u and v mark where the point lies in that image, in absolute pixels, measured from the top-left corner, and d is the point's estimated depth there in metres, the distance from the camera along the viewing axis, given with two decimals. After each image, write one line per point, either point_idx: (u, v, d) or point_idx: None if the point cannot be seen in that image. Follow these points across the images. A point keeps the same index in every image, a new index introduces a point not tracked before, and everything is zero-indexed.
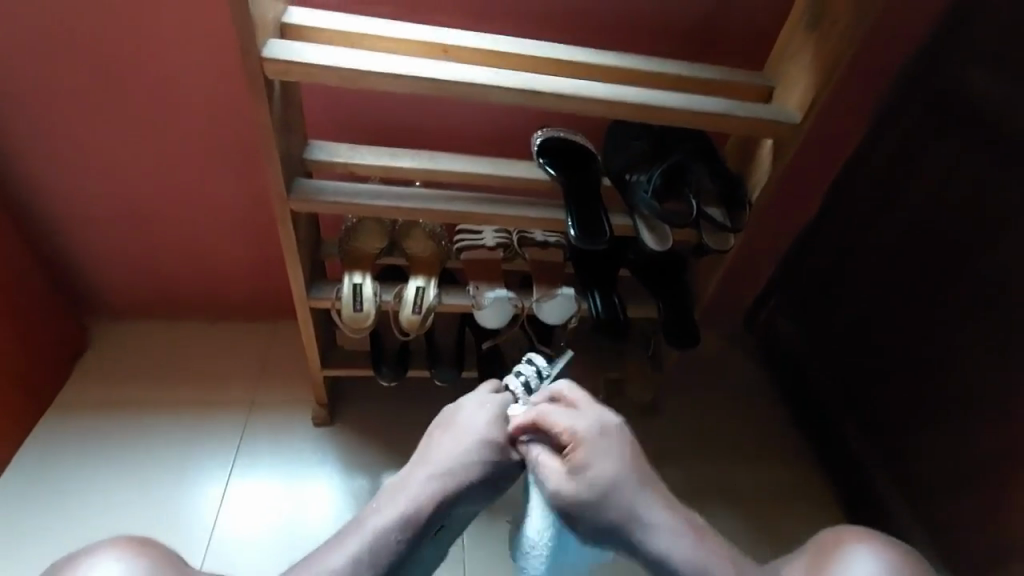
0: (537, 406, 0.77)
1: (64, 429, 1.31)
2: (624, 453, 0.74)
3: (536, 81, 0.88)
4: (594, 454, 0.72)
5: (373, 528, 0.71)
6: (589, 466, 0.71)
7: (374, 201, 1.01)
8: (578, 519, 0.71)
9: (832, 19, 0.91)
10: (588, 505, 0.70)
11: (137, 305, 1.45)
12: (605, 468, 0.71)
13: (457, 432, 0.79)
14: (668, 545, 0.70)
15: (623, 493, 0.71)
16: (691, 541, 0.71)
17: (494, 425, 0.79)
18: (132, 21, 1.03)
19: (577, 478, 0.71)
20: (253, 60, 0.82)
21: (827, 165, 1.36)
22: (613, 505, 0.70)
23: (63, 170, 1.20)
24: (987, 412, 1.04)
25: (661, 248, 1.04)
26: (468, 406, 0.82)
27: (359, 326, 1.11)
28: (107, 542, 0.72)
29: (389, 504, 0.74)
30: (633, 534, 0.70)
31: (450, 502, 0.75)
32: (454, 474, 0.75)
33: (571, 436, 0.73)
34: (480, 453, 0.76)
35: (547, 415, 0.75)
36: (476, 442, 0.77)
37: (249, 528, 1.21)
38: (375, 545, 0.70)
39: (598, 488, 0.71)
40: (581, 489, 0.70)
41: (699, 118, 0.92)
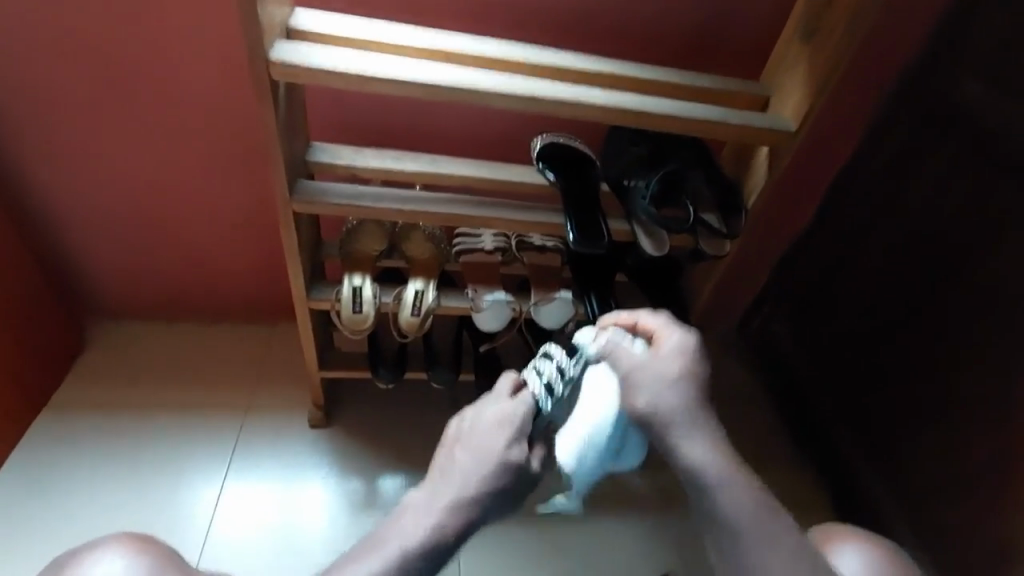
0: (640, 312, 0.80)
1: (59, 429, 1.31)
2: (686, 394, 0.71)
3: (538, 88, 0.90)
4: (671, 353, 0.74)
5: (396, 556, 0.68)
6: (646, 389, 0.72)
7: (375, 204, 1.02)
8: (630, 388, 0.72)
9: (827, 32, 0.93)
10: (646, 389, 0.71)
11: (134, 306, 1.45)
12: (673, 367, 0.72)
13: (478, 453, 0.75)
14: (706, 462, 0.69)
15: (678, 412, 0.71)
16: (736, 489, 0.68)
17: (515, 445, 0.76)
18: (139, 22, 1.04)
19: (638, 373, 0.73)
20: (260, 62, 0.83)
21: (821, 174, 1.39)
22: (667, 402, 0.71)
23: (64, 169, 1.20)
24: (978, 418, 1.05)
25: (658, 253, 1.06)
26: (489, 426, 0.77)
27: (359, 328, 1.12)
28: (111, 538, 0.74)
29: (413, 529, 0.71)
30: (679, 436, 0.70)
31: (471, 525, 0.72)
32: (477, 497, 0.72)
33: (663, 334, 0.76)
34: (501, 478, 0.73)
35: (643, 319, 0.78)
36: (497, 466, 0.74)
37: (244, 531, 1.21)
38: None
39: (653, 394, 0.71)
40: (645, 373, 0.72)
41: (696, 126, 0.94)
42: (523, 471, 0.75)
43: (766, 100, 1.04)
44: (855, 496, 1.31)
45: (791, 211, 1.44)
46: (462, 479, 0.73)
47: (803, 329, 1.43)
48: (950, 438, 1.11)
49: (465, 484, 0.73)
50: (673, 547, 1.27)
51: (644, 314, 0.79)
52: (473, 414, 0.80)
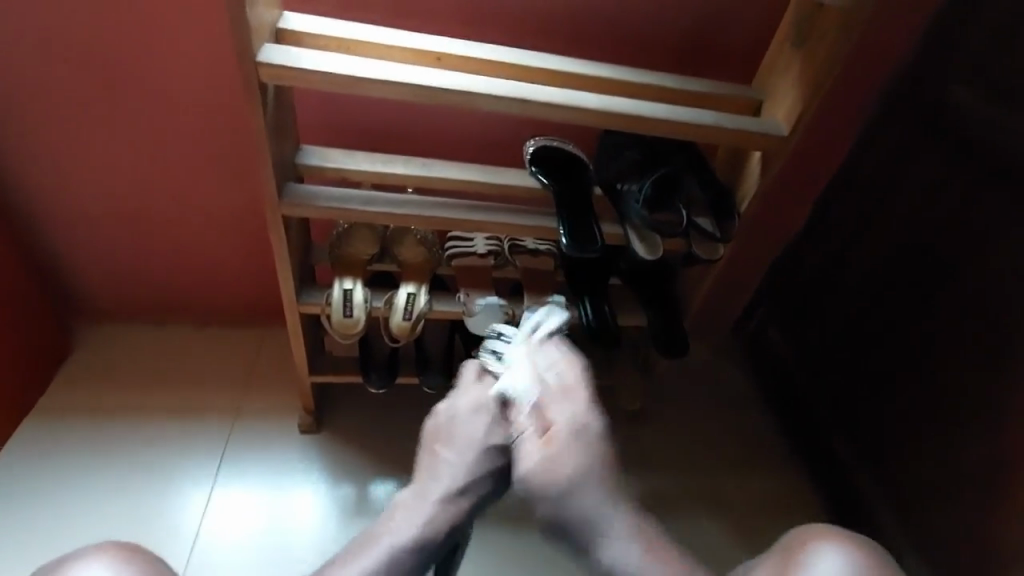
0: (564, 359, 0.97)
1: (45, 435, 1.28)
2: (594, 492, 0.85)
3: (530, 91, 0.89)
4: (573, 445, 0.88)
5: (398, 543, 0.81)
6: (561, 466, 0.86)
7: (366, 207, 1.01)
8: (546, 486, 0.86)
9: (819, 37, 0.93)
10: (561, 506, 0.85)
11: (122, 310, 1.43)
12: (574, 466, 0.86)
13: (460, 447, 0.92)
14: (628, 562, 0.81)
15: (590, 504, 0.85)
16: (643, 552, 0.82)
17: (496, 434, 0.93)
18: (126, 22, 1.02)
19: (551, 460, 0.87)
20: (249, 63, 0.82)
21: (813, 178, 1.39)
22: (587, 521, 0.84)
23: (49, 171, 1.18)
24: (969, 422, 1.06)
25: (651, 257, 1.04)
26: (472, 425, 0.94)
27: (350, 332, 1.11)
28: (96, 547, 0.72)
29: (412, 517, 0.85)
30: (597, 538, 0.84)
31: (458, 517, 0.87)
32: (464, 486, 0.89)
33: (558, 425, 0.90)
34: (483, 460, 0.91)
35: (566, 382, 0.94)
36: (480, 451, 0.92)
37: (233, 538, 1.19)
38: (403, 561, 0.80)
39: (560, 474, 0.86)
40: (545, 479, 0.86)
41: (688, 130, 0.94)
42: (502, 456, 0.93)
43: (759, 104, 1.04)
44: (848, 499, 1.31)
45: (783, 215, 1.44)
46: (450, 468, 0.90)
47: (796, 333, 1.43)
48: (941, 442, 1.11)
49: (453, 470, 0.90)
50: None
51: (569, 361, 0.97)
52: (448, 412, 0.95)
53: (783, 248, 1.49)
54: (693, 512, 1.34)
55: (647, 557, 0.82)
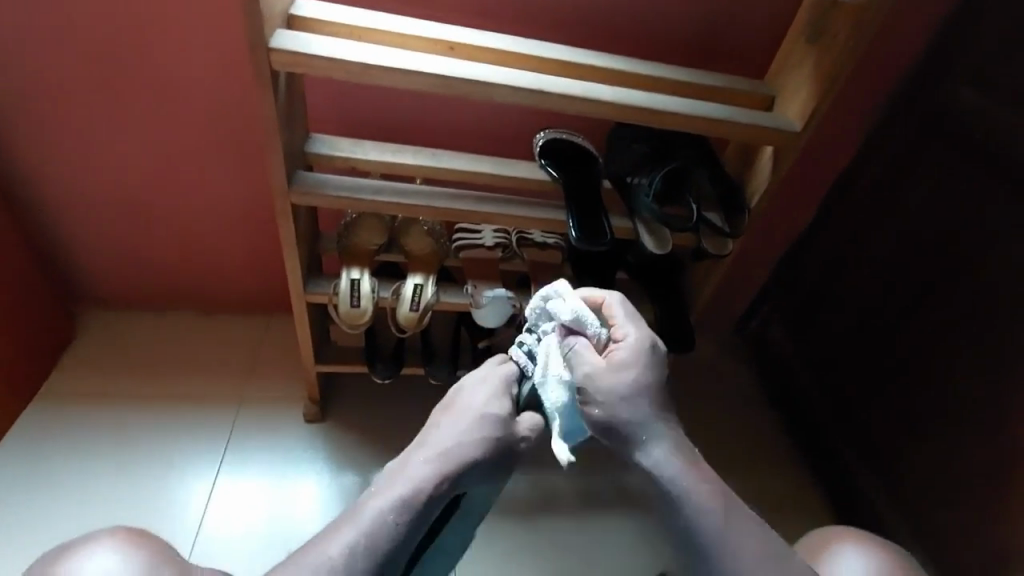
0: (607, 291, 0.78)
1: (51, 420, 1.29)
2: (653, 392, 0.72)
3: (542, 82, 0.89)
4: (631, 358, 0.72)
5: (374, 523, 0.64)
6: (621, 368, 0.71)
7: (374, 197, 1.00)
8: (595, 397, 0.70)
9: (834, 32, 0.93)
10: (612, 403, 0.70)
11: (128, 297, 1.43)
12: (633, 375, 0.71)
13: (458, 413, 0.73)
14: (668, 467, 0.69)
15: (643, 410, 0.71)
16: (688, 470, 0.69)
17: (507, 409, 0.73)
18: (136, 7, 1.02)
19: (602, 375, 0.71)
20: (260, 50, 0.82)
21: (822, 175, 1.38)
22: (633, 415, 0.70)
23: (57, 156, 1.18)
24: (974, 422, 1.05)
25: (660, 251, 1.04)
26: (478, 392, 0.75)
27: (356, 322, 1.11)
28: (104, 533, 0.72)
29: (391, 495, 0.66)
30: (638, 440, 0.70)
31: (451, 485, 0.68)
32: (456, 454, 0.69)
33: (619, 334, 0.75)
34: (485, 432, 0.70)
35: (611, 305, 0.77)
36: (481, 419, 0.71)
37: (237, 527, 1.19)
38: (381, 542, 0.64)
39: (620, 377, 0.71)
40: (607, 386, 0.71)
41: (703, 124, 0.93)
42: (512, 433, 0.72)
43: (772, 99, 1.03)
44: (850, 498, 1.31)
45: (792, 212, 1.44)
46: (443, 438, 0.70)
47: (801, 330, 1.43)
48: (948, 442, 1.10)
49: (449, 439, 0.70)
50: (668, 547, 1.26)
51: (609, 293, 0.78)
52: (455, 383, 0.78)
53: (790, 246, 1.48)
54: None
55: (692, 475, 0.69)
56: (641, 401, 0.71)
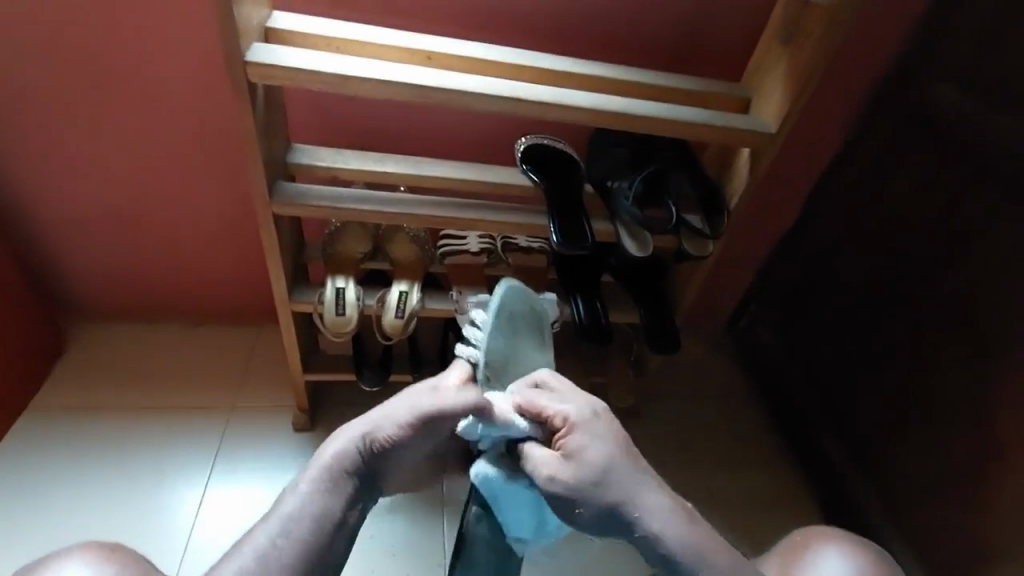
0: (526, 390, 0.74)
1: (42, 434, 1.29)
2: (620, 459, 0.68)
3: (518, 90, 0.90)
4: (590, 436, 0.69)
5: (292, 508, 0.65)
6: (587, 452, 0.68)
7: (357, 205, 1.01)
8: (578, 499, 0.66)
9: (807, 33, 0.94)
10: (592, 501, 0.66)
11: (117, 309, 1.43)
12: (602, 457, 0.67)
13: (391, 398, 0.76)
14: (667, 529, 0.66)
15: (617, 477, 0.67)
16: (683, 525, 0.67)
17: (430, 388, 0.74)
18: (117, 22, 1.03)
19: (569, 473, 0.67)
20: (236, 64, 0.82)
21: (803, 175, 1.40)
22: (613, 497, 0.66)
23: (41, 171, 1.19)
24: (956, 417, 1.06)
25: (642, 254, 1.05)
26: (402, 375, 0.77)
27: (341, 331, 1.11)
28: (77, 546, 0.71)
29: (309, 481, 0.67)
30: (634, 517, 0.66)
31: (369, 450, 0.70)
32: (371, 422, 0.71)
33: (559, 421, 0.70)
34: (402, 403, 0.73)
35: (536, 395, 0.73)
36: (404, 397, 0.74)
37: (228, 536, 1.19)
38: (302, 531, 0.64)
39: (591, 463, 0.67)
40: (573, 476, 0.67)
41: (680, 128, 0.94)
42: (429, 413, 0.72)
43: (749, 100, 1.04)
44: (838, 494, 1.32)
45: (775, 211, 1.45)
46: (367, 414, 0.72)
47: (788, 328, 1.44)
48: (931, 437, 1.11)
49: (375, 415, 0.72)
50: None
51: (544, 371, 0.77)
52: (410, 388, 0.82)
53: (775, 245, 1.50)
54: None
55: (691, 529, 0.67)
56: (617, 473, 0.67)
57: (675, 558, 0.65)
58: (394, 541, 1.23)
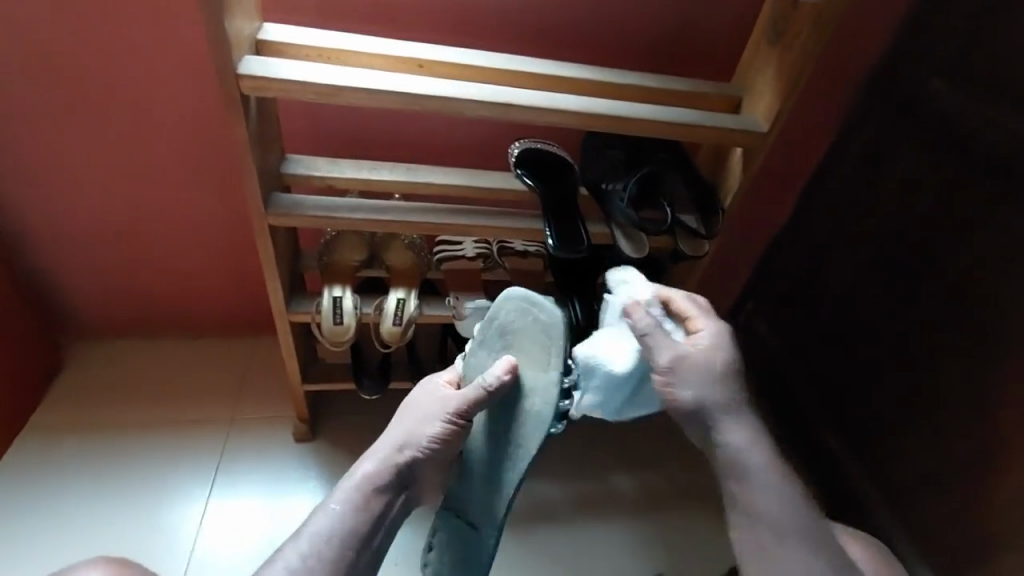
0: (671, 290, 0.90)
1: (43, 451, 1.28)
2: (726, 364, 0.84)
3: (510, 96, 0.90)
4: (713, 345, 0.85)
5: (323, 525, 0.79)
6: (706, 352, 0.84)
7: (352, 214, 1.01)
8: (686, 380, 0.83)
9: (795, 33, 0.94)
10: (703, 388, 0.83)
11: (113, 324, 1.42)
12: (717, 361, 0.84)
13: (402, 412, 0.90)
14: (741, 446, 0.84)
15: (716, 389, 0.84)
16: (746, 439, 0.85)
17: (438, 399, 0.88)
18: (107, 37, 1.03)
19: (676, 369, 0.83)
20: (228, 77, 0.83)
21: (795, 172, 1.41)
22: (721, 402, 0.84)
23: (34, 188, 1.18)
24: (955, 409, 1.07)
25: (638, 256, 1.05)
26: (415, 398, 0.90)
27: (340, 340, 1.11)
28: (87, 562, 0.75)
29: (337, 501, 0.82)
30: (715, 425, 0.84)
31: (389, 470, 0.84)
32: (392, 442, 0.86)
33: (698, 326, 0.87)
34: (413, 424, 0.86)
35: (676, 300, 0.89)
36: (414, 415, 0.87)
37: (232, 547, 1.19)
38: (332, 543, 0.78)
39: (713, 366, 0.84)
40: (704, 363, 0.84)
41: (673, 130, 0.95)
42: (434, 428, 0.85)
43: (739, 100, 1.05)
44: (839, 489, 1.32)
45: (769, 209, 1.46)
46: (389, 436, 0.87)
47: (785, 325, 1.45)
48: (930, 430, 1.12)
49: (394, 437, 0.86)
50: (664, 547, 1.27)
51: (676, 292, 0.90)
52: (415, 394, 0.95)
53: (769, 242, 1.51)
54: (687, 504, 1.35)
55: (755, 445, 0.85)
56: (722, 379, 0.84)
57: (742, 472, 0.84)
58: (397, 550, 1.22)
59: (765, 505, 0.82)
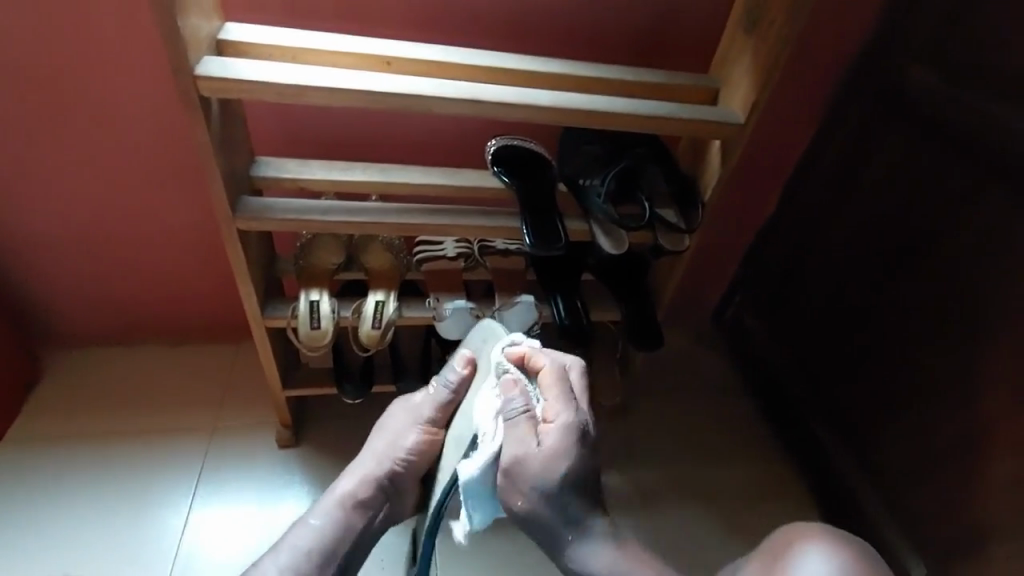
0: (542, 357, 0.82)
1: (19, 465, 1.26)
2: (562, 465, 0.75)
3: (480, 91, 0.88)
4: (561, 451, 0.75)
5: (310, 533, 0.85)
6: (550, 460, 0.74)
7: (324, 216, 0.99)
8: (523, 483, 0.75)
9: (769, 22, 0.92)
10: (526, 480, 0.75)
11: (91, 334, 1.40)
12: (559, 464, 0.75)
13: (382, 436, 0.92)
14: (606, 562, 0.78)
15: (570, 494, 0.77)
16: (617, 555, 0.79)
17: (410, 413, 0.93)
18: (70, 42, 1.00)
19: (529, 488, 0.74)
20: (187, 78, 0.80)
21: (778, 164, 1.39)
22: (552, 494, 0.75)
23: (2, 197, 1.16)
24: (942, 399, 1.05)
25: (617, 252, 1.03)
26: (387, 421, 0.95)
27: (317, 345, 1.09)
28: None
29: (317, 517, 0.87)
30: (565, 541, 0.78)
31: (372, 486, 0.89)
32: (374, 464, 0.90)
33: (552, 417, 0.77)
34: (392, 444, 0.91)
35: (537, 364, 0.81)
36: (393, 440, 0.91)
37: (215, 556, 1.17)
38: (314, 556, 0.83)
39: (549, 475, 0.74)
40: (536, 472, 0.74)
41: (647, 123, 0.93)
42: (398, 449, 0.90)
43: (716, 91, 1.03)
44: (831, 482, 1.31)
45: (753, 201, 1.45)
46: (369, 459, 0.91)
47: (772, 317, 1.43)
48: (918, 419, 1.10)
49: (374, 457, 0.91)
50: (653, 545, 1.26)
51: (561, 362, 0.82)
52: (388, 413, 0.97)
53: (755, 234, 1.49)
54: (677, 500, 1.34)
55: (627, 562, 0.78)
56: (569, 481, 0.76)
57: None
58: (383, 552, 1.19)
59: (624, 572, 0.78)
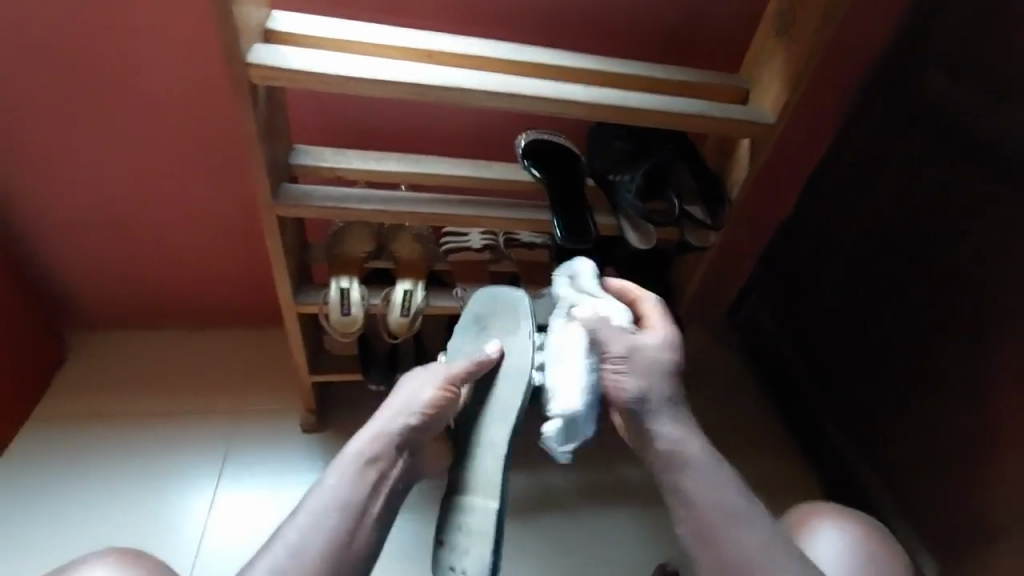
0: (641, 290, 0.91)
1: (48, 444, 1.28)
2: (650, 372, 0.80)
3: (519, 86, 0.90)
4: (657, 350, 0.82)
5: (328, 495, 0.76)
6: (648, 357, 0.81)
7: (360, 205, 1.01)
8: (620, 378, 0.80)
9: (802, 24, 0.94)
10: (628, 382, 0.79)
11: (120, 316, 1.43)
12: (652, 364, 0.81)
13: (403, 399, 0.86)
14: (676, 440, 0.78)
15: (655, 394, 0.80)
16: (697, 449, 0.78)
17: (425, 371, 0.89)
18: (116, 27, 1.03)
19: (633, 366, 0.80)
20: (237, 66, 0.82)
21: (800, 164, 1.41)
22: (642, 397, 0.79)
23: (40, 179, 1.18)
24: (956, 399, 1.07)
25: (644, 246, 1.06)
26: (401, 387, 0.88)
27: (347, 330, 1.12)
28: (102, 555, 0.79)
29: (333, 476, 0.79)
30: (648, 418, 0.79)
31: (390, 453, 0.81)
32: (379, 434, 0.82)
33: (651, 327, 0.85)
34: (414, 402, 0.85)
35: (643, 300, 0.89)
36: (415, 403, 0.85)
37: (240, 536, 1.20)
38: (338, 517, 0.75)
39: (643, 370, 0.80)
40: (631, 374, 0.80)
41: (679, 120, 0.95)
42: (408, 422, 0.83)
43: (746, 92, 1.05)
44: (841, 478, 1.33)
45: (774, 201, 1.47)
46: (380, 426, 0.83)
47: (789, 316, 1.45)
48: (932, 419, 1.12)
49: (389, 422, 0.83)
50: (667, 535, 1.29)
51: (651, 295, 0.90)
52: (397, 386, 0.89)
53: (774, 234, 1.52)
54: None
55: (703, 464, 0.77)
56: (654, 384, 0.80)
57: (682, 475, 0.76)
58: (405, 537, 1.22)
59: (708, 497, 0.75)
